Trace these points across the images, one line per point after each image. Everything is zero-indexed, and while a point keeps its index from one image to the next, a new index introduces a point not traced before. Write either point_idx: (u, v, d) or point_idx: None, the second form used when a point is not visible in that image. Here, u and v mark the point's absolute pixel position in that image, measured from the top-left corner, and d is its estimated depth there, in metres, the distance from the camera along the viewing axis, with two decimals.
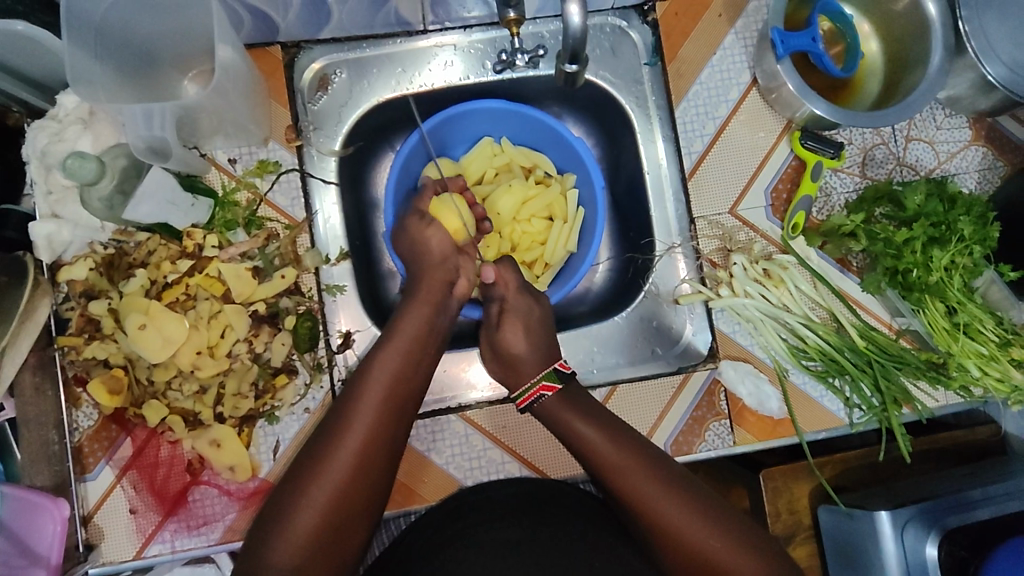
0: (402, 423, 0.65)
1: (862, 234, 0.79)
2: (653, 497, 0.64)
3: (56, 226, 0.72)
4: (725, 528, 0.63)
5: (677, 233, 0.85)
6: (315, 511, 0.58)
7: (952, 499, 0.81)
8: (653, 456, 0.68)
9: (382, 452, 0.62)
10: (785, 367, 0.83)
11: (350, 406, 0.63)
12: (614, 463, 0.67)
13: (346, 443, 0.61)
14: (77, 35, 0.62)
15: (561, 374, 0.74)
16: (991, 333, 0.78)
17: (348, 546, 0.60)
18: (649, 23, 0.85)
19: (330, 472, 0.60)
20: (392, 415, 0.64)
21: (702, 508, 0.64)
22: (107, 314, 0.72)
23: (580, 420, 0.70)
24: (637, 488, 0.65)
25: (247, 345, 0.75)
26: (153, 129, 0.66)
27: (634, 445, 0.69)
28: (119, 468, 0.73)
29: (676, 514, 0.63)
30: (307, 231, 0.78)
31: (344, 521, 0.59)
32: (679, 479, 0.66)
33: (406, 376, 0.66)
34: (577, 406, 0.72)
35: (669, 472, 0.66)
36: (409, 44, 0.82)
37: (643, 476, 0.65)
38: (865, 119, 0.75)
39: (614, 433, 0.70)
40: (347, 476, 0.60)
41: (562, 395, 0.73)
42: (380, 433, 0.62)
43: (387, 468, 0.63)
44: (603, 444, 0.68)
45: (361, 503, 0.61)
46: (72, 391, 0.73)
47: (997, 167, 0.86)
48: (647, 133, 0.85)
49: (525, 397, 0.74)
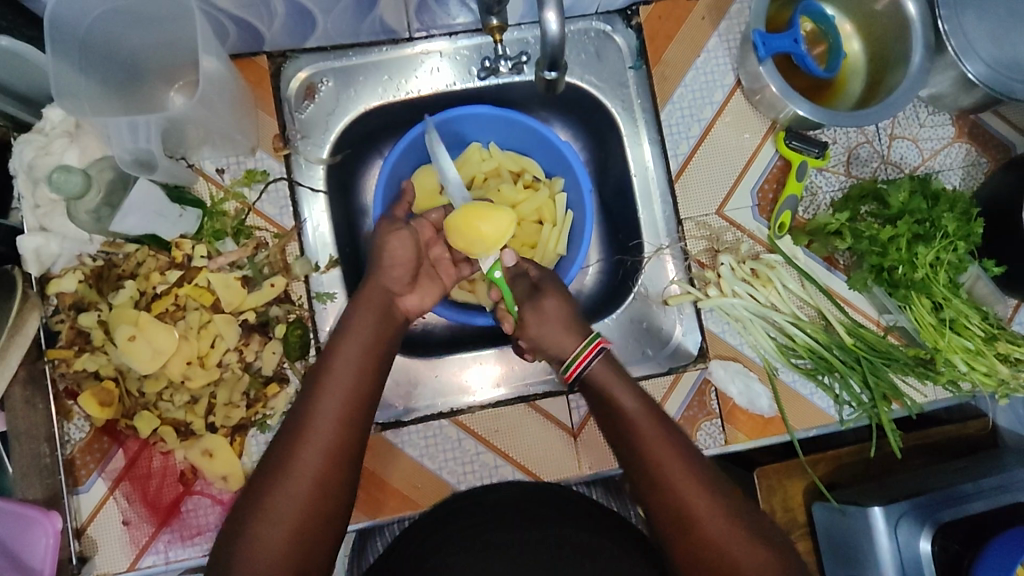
0: (365, 428, 0.63)
1: (847, 233, 0.80)
2: (678, 476, 0.62)
3: (44, 239, 0.71)
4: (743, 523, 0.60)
5: (666, 235, 0.85)
6: (286, 516, 0.56)
7: (943, 493, 0.82)
8: (683, 441, 0.66)
9: (347, 457, 0.61)
10: (775, 365, 0.83)
11: (312, 408, 0.62)
12: (644, 437, 0.65)
13: (310, 447, 0.59)
14: (61, 48, 0.62)
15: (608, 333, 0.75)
16: (977, 328, 0.79)
17: (322, 553, 0.58)
18: (633, 27, 0.86)
19: (299, 475, 0.58)
20: (353, 418, 0.62)
21: (723, 500, 0.61)
22: (96, 326, 0.73)
23: (622, 392, 0.69)
24: (661, 465, 0.63)
25: (238, 354, 0.75)
26: (139, 142, 0.66)
27: (668, 426, 0.67)
28: (112, 480, 0.73)
29: (696, 497, 0.61)
30: (296, 239, 0.79)
31: (316, 526, 0.57)
32: (706, 468, 0.64)
33: (360, 384, 0.65)
34: (624, 380, 0.71)
35: (696, 459, 0.64)
36: (395, 51, 0.83)
37: (670, 454, 0.64)
38: (846, 119, 0.76)
39: (655, 412, 0.68)
40: (314, 479, 0.58)
41: (611, 366, 0.72)
42: (344, 437, 0.61)
43: (353, 472, 0.61)
44: (640, 417, 0.67)
45: (332, 507, 0.59)
46: (63, 403, 0.73)
47: (981, 163, 0.87)
48: (633, 136, 0.85)
49: (577, 362, 0.72)
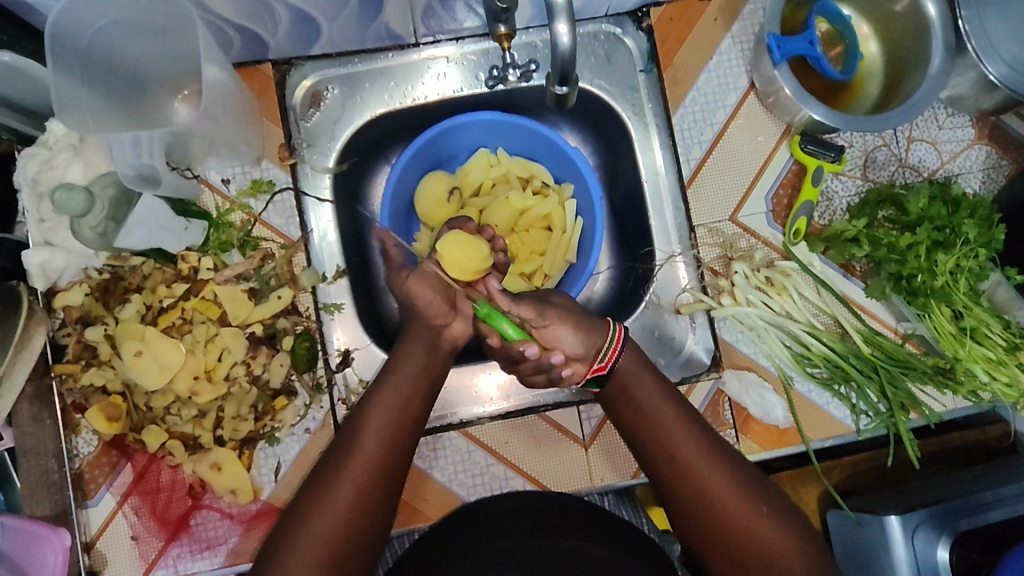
0: (408, 454, 0.65)
1: (865, 240, 0.78)
2: (709, 481, 0.64)
3: (49, 254, 0.71)
4: (773, 514, 0.64)
5: (677, 242, 0.83)
6: (333, 529, 0.59)
7: (963, 501, 0.80)
8: (709, 437, 0.67)
9: (387, 484, 0.62)
10: (790, 375, 0.82)
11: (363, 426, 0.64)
12: (666, 437, 0.66)
13: (357, 468, 0.61)
14: (63, 62, 0.62)
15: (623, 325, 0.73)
16: (999, 338, 0.77)
17: None
18: (643, 29, 0.84)
19: (338, 502, 0.60)
20: (399, 440, 0.64)
21: (754, 497, 0.64)
22: (103, 340, 0.72)
23: (648, 386, 0.69)
24: (691, 470, 0.64)
25: (245, 367, 0.75)
26: (142, 157, 0.65)
27: (691, 420, 0.68)
28: (120, 494, 0.73)
29: (728, 495, 0.63)
30: (303, 250, 0.78)
31: (353, 546, 0.59)
32: (734, 462, 0.66)
33: (408, 407, 0.66)
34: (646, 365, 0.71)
35: (722, 451, 0.66)
36: (402, 58, 0.81)
37: (696, 453, 0.65)
38: (864, 124, 0.74)
39: (673, 397, 0.69)
40: (358, 499, 0.60)
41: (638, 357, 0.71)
42: (387, 460, 0.63)
43: (392, 494, 0.63)
44: (661, 415, 0.67)
45: (371, 527, 0.61)
46: (72, 418, 0.73)
47: (1001, 165, 0.85)
48: (644, 141, 0.84)
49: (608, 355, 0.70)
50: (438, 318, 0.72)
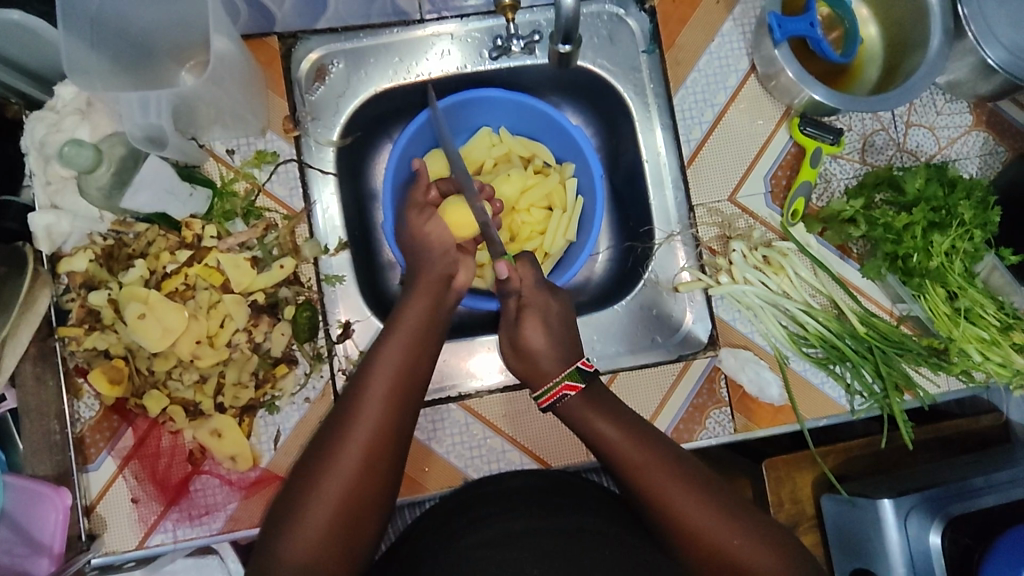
0: (408, 415, 0.66)
1: (862, 220, 0.79)
2: (690, 512, 0.63)
3: (55, 217, 0.72)
4: (757, 531, 0.63)
5: (677, 221, 0.84)
6: (328, 510, 0.59)
7: (955, 487, 0.81)
8: (682, 465, 0.66)
9: (392, 442, 0.63)
10: (786, 354, 0.83)
11: (356, 403, 0.64)
12: (640, 472, 0.66)
13: (352, 443, 0.61)
14: (74, 25, 0.63)
15: (584, 372, 0.72)
16: (992, 318, 0.78)
17: (362, 538, 0.60)
18: (646, 10, 0.85)
19: (343, 464, 0.60)
20: (400, 408, 0.65)
21: (736, 518, 0.63)
22: (106, 305, 0.72)
23: (601, 419, 0.70)
24: (670, 503, 0.63)
25: (247, 335, 0.75)
26: (150, 118, 0.66)
27: (662, 453, 0.67)
28: (121, 458, 0.73)
29: (710, 524, 0.62)
30: (306, 222, 0.79)
31: (361, 507, 0.60)
32: (711, 490, 0.65)
33: (409, 368, 0.67)
34: (601, 406, 0.71)
35: (695, 478, 0.65)
36: (406, 34, 0.82)
37: (671, 483, 0.64)
38: (863, 104, 0.75)
39: (637, 432, 0.69)
40: (354, 471, 0.60)
41: (586, 396, 0.72)
42: (388, 429, 0.63)
43: (396, 466, 0.64)
44: (628, 450, 0.67)
45: (369, 503, 0.61)
46: (74, 381, 0.74)
47: (998, 152, 0.86)
48: (645, 121, 0.85)
49: (550, 395, 0.72)
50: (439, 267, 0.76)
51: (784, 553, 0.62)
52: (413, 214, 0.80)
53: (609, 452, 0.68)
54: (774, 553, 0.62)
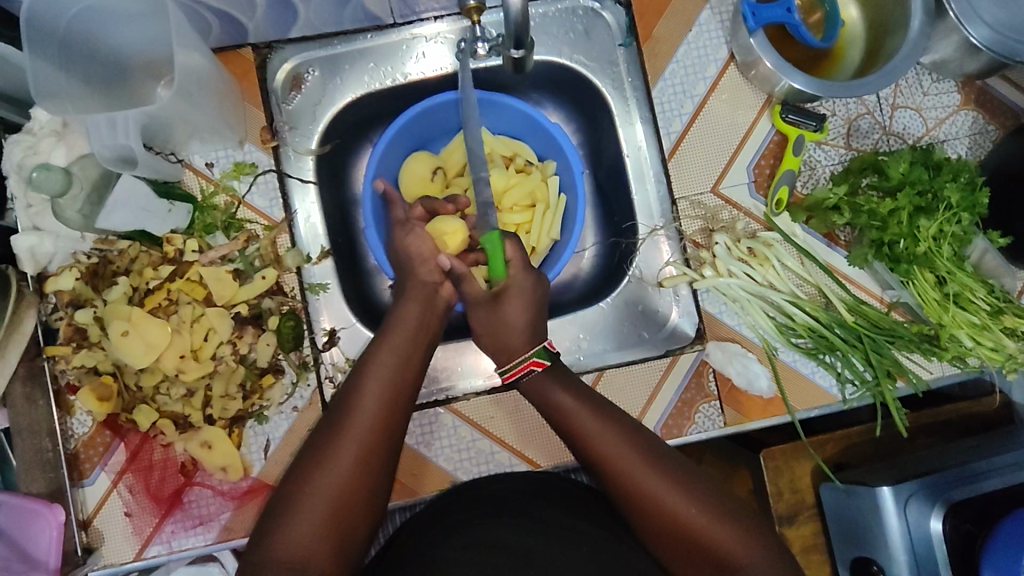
0: (405, 414, 0.69)
1: (846, 207, 0.78)
2: (650, 490, 0.63)
3: (38, 238, 0.72)
4: (725, 511, 0.62)
5: (660, 215, 0.84)
6: (323, 508, 0.61)
7: (957, 471, 0.80)
8: (648, 443, 0.66)
9: (387, 441, 0.66)
10: (774, 346, 0.82)
11: (350, 404, 0.67)
12: (604, 449, 0.65)
13: (349, 440, 0.64)
14: (39, 46, 0.63)
15: (550, 351, 0.73)
16: (982, 303, 0.77)
17: (356, 534, 0.62)
18: (621, 3, 0.84)
19: (337, 461, 0.63)
20: (392, 408, 0.67)
21: (699, 493, 0.63)
22: (92, 322, 0.73)
23: (562, 391, 0.70)
24: (647, 494, 0.63)
25: (231, 347, 0.76)
26: (117, 137, 0.66)
27: (627, 432, 0.67)
28: (115, 473, 0.75)
29: (672, 499, 0.62)
30: (288, 232, 0.79)
31: (354, 503, 0.62)
32: (676, 466, 0.65)
33: (405, 369, 0.70)
34: (564, 380, 0.72)
35: (662, 459, 0.65)
36: (381, 38, 0.82)
37: (635, 462, 0.64)
38: (842, 89, 0.74)
39: (597, 406, 0.69)
40: (350, 470, 0.63)
41: (553, 372, 0.72)
42: (384, 429, 0.66)
43: (389, 469, 0.66)
44: (591, 426, 0.67)
45: (361, 503, 0.63)
46: (65, 398, 0.75)
47: (988, 131, 0.84)
48: (624, 116, 0.84)
49: (513, 371, 0.73)
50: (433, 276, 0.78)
51: (753, 533, 0.62)
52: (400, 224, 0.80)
53: (571, 427, 0.68)
54: (740, 531, 0.61)
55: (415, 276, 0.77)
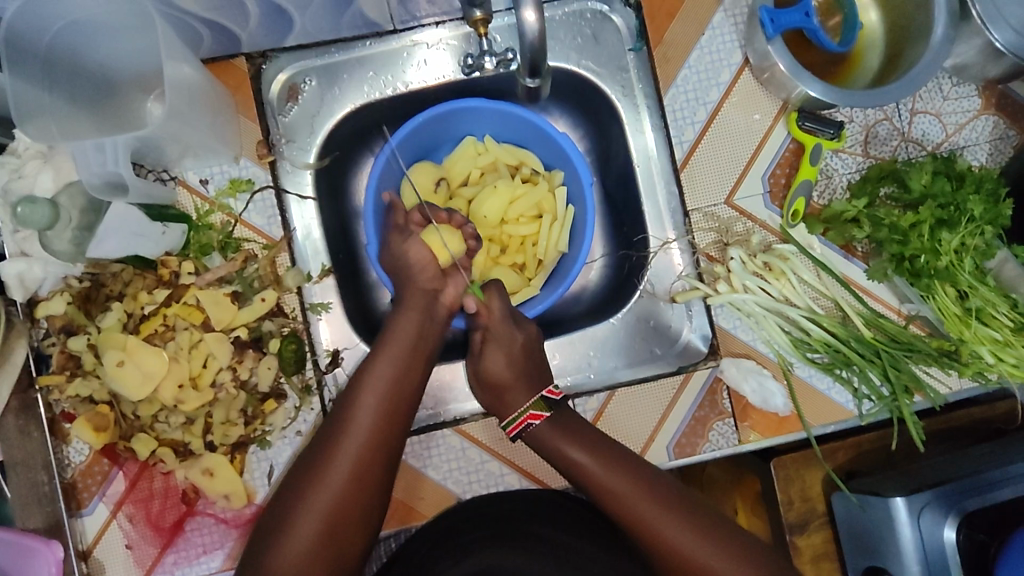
0: (404, 424, 0.67)
1: (866, 220, 0.75)
2: (667, 532, 0.65)
3: (27, 264, 0.70)
4: (710, 530, 0.66)
5: (672, 228, 0.81)
6: (317, 524, 0.61)
7: (973, 481, 0.78)
8: (638, 467, 0.70)
9: (385, 454, 0.65)
10: (790, 361, 0.79)
11: (345, 414, 0.66)
12: (597, 476, 0.69)
13: (342, 454, 0.64)
14: (21, 66, 0.60)
15: (549, 401, 0.73)
16: (1005, 318, 0.75)
17: (349, 546, 0.63)
18: (631, 6, 0.80)
19: (332, 476, 0.63)
20: (390, 420, 0.66)
21: (712, 532, 0.66)
22: (86, 350, 0.71)
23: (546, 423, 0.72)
24: (636, 515, 0.67)
25: (231, 373, 0.73)
26: (107, 165, 0.64)
27: (617, 458, 0.70)
28: (113, 503, 0.72)
29: (688, 544, 0.65)
30: (286, 250, 0.76)
31: (348, 518, 0.63)
32: (664, 487, 0.68)
33: (404, 378, 0.68)
34: (560, 418, 0.73)
35: (651, 480, 0.69)
36: (380, 45, 0.79)
37: (626, 486, 0.68)
38: (864, 98, 0.71)
39: (588, 434, 0.72)
40: (343, 484, 0.63)
41: (556, 424, 0.72)
42: (381, 442, 0.65)
43: (385, 480, 0.65)
44: (580, 454, 0.70)
45: (356, 517, 0.63)
46: (60, 426, 0.72)
47: (1009, 136, 0.81)
48: (635, 122, 0.81)
49: (515, 425, 0.72)
50: (431, 282, 0.75)
51: (737, 550, 0.65)
52: (398, 238, 0.76)
53: (561, 456, 0.71)
54: (723, 549, 0.65)
55: (413, 283, 0.74)
